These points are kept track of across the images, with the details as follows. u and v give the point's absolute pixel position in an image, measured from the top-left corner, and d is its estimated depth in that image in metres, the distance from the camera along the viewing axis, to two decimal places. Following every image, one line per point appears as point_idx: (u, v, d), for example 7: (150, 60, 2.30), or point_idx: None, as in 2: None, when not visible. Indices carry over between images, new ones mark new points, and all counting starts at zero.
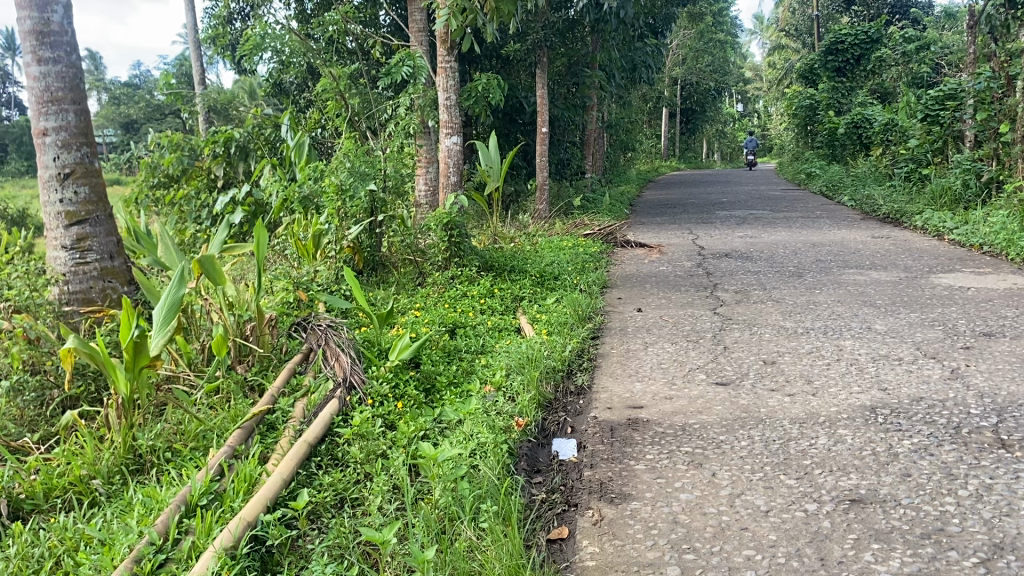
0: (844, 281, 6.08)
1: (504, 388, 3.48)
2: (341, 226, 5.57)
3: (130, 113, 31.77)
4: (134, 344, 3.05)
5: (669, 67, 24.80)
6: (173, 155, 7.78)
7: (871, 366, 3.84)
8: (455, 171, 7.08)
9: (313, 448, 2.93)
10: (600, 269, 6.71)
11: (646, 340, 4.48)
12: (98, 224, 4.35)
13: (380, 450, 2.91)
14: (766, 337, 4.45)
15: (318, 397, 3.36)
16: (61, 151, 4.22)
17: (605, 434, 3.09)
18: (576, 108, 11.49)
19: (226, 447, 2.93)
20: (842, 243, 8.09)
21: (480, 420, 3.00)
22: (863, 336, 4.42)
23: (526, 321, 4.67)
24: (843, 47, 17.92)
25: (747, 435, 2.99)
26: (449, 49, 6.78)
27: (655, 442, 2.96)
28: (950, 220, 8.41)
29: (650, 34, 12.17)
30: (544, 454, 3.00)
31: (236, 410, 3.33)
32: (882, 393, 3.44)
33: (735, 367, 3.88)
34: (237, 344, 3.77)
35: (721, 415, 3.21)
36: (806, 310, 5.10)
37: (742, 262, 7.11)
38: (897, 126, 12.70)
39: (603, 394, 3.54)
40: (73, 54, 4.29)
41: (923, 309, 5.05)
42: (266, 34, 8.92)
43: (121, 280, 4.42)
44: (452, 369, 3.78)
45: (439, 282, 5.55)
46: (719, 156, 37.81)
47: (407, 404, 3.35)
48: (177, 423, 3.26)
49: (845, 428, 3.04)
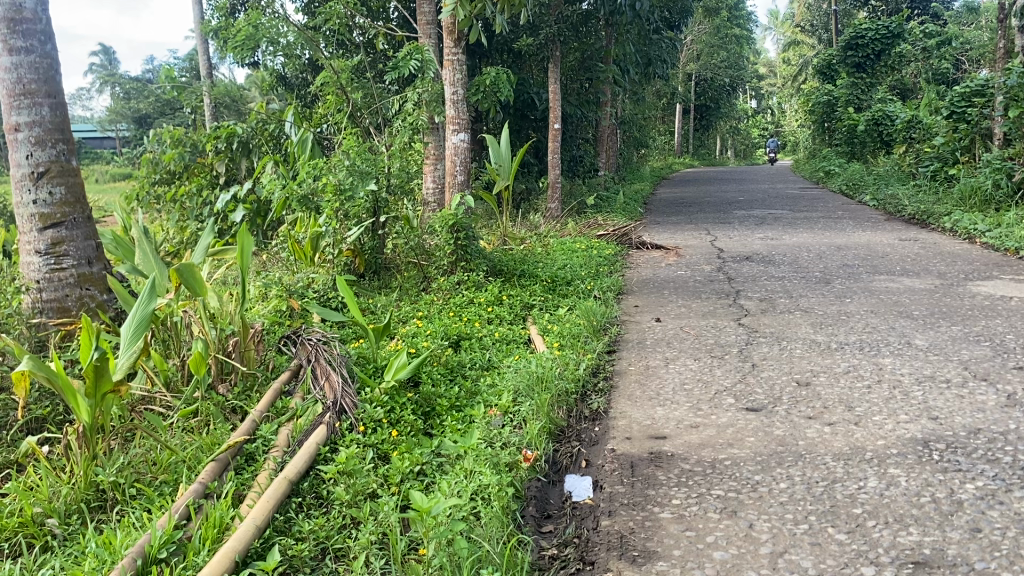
0: (876, 288, 5.70)
1: (512, 414, 3.15)
2: (341, 228, 5.35)
3: (138, 107, 31.30)
4: (95, 368, 2.69)
5: (682, 63, 24.27)
6: (174, 152, 7.54)
7: (918, 390, 3.47)
8: (461, 170, 6.67)
9: (293, 486, 2.61)
10: (615, 273, 6.35)
11: (666, 355, 4.12)
12: (75, 227, 4.02)
13: (370, 489, 2.58)
14: (797, 353, 4.09)
15: (305, 423, 3.05)
16: (34, 148, 3.90)
17: (625, 471, 2.74)
18: (590, 103, 11.11)
19: (196, 485, 2.61)
20: (868, 246, 7.69)
21: (483, 456, 2.67)
22: (904, 353, 4.05)
23: (536, 332, 4.32)
24: (863, 43, 17.22)
25: (786, 475, 2.63)
26: (456, 40, 6.40)
27: (682, 483, 2.61)
28: (982, 223, 8.00)
29: (665, 27, 11.87)
30: (555, 495, 2.66)
31: (213, 437, 3.00)
32: (933, 422, 3.07)
33: (766, 389, 3.51)
34: (218, 362, 3.45)
35: (754, 449, 2.85)
36: (838, 323, 4.73)
37: (765, 266, 6.75)
38: (921, 123, 12.25)
39: (622, 421, 3.19)
40: (47, 43, 3.95)
41: (966, 322, 4.67)
42: (260, 25, 8.44)
43: (101, 287, 4.08)
44: (454, 391, 3.43)
45: (443, 288, 5.18)
46: (733, 153, 37.10)
47: (403, 433, 3.02)
48: (148, 452, 2.93)
49: (897, 467, 2.68)
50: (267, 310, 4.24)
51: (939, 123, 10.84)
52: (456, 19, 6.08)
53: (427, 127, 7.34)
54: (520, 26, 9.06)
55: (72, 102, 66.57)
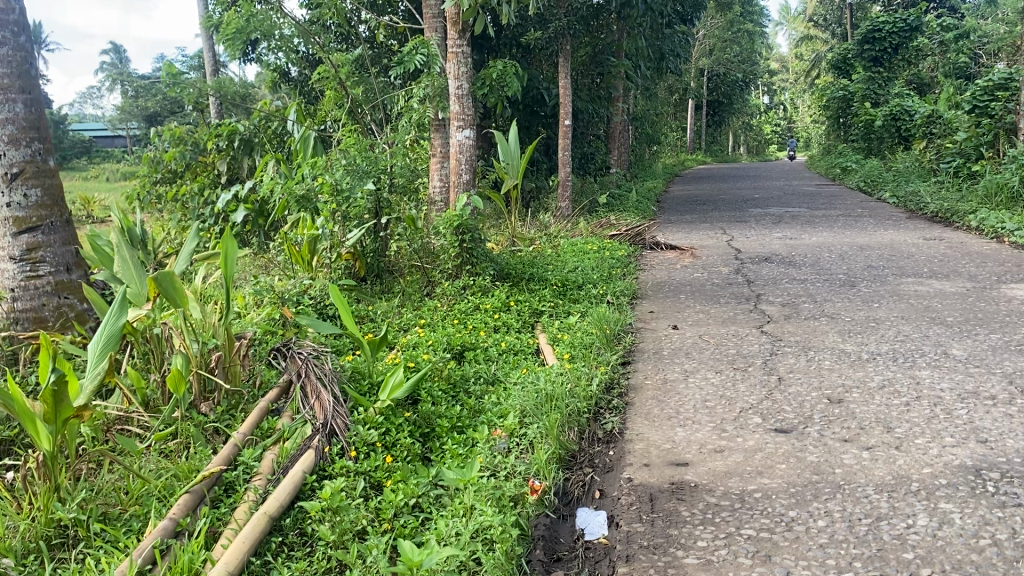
0: (905, 292, 5.39)
1: (518, 436, 2.90)
2: (339, 232, 5.09)
3: (147, 108, 30.89)
4: (52, 392, 2.41)
5: (694, 59, 23.92)
6: (175, 150, 7.32)
7: (961, 408, 3.17)
8: (467, 168, 6.34)
9: (274, 522, 2.36)
10: (629, 276, 6.09)
11: (685, 367, 3.84)
12: (53, 232, 3.77)
13: (359, 527, 2.32)
14: (827, 365, 3.80)
15: (292, 447, 2.80)
16: (7, 147, 3.65)
17: (643, 506, 2.46)
18: (601, 99, 10.81)
19: (166, 521, 2.34)
20: (892, 246, 7.37)
21: (483, 490, 2.40)
22: (942, 365, 3.75)
23: (546, 342, 4.05)
24: (880, 36, 16.90)
25: (824, 511, 2.35)
26: (461, 31, 6.14)
27: (708, 521, 2.33)
28: (1010, 221, 7.69)
29: (679, 21, 11.59)
30: (566, 532, 2.40)
31: (190, 465, 2.74)
32: (983, 446, 2.78)
33: (795, 407, 3.23)
34: (200, 379, 3.18)
35: (786, 479, 2.57)
36: (868, 330, 4.43)
37: (785, 267, 6.45)
38: (941, 117, 11.92)
39: (639, 444, 2.92)
40: (20, 35, 3.68)
41: (1003, 329, 4.37)
42: (252, 17, 8.12)
43: (80, 296, 3.83)
44: (456, 410, 3.16)
45: (447, 293, 4.90)
46: (746, 149, 36.63)
47: (398, 458, 2.75)
48: (119, 482, 2.67)
49: (949, 501, 2.39)
50: (259, 319, 3.99)
51: (962, 117, 10.50)
52: (460, 9, 5.82)
53: (433, 124, 7.04)
54: (529, 19, 8.77)
55: (83, 100, 66.48)
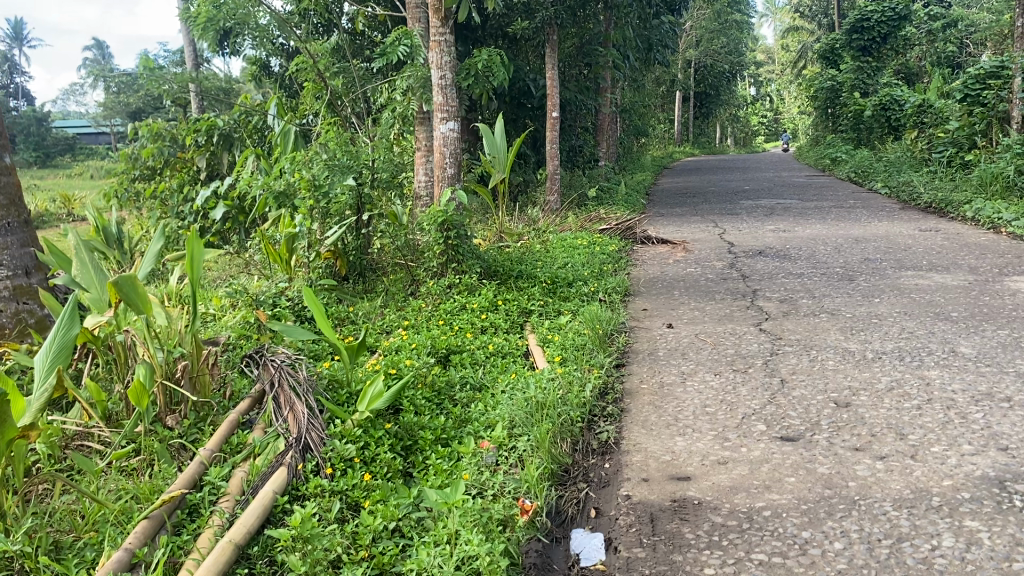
0: (905, 286, 5.21)
1: (506, 450, 2.70)
2: (318, 230, 4.87)
3: (128, 103, 30.31)
4: None
5: (682, 49, 23.71)
6: (152, 146, 7.00)
7: (976, 412, 2.98)
8: (452, 161, 6.04)
9: (240, 551, 2.16)
10: (620, 272, 5.88)
11: (683, 369, 3.65)
12: (9, 232, 3.55)
13: (334, 556, 2.11)
14: (831, 365, 3.60)
15: (263, 465, 2.60)
16: None
17: (644, 528, 2.27)
18: (588, 90, 10.59)
19: (121, 551, 2.13)
20: (888, 238, 7.19)
21: (469, 513, 2.20)
22: (952, 365, 3.56)
23: (535, 344, 3.86)
24: (868, 26, 16.21)
25: (840, 531, 2.16)
26: (445, 19, 5.92)
27: (714, 544, 2.14)
28: (1006, 211, 7.51)
29: (666, 11, 11.37)
30: (560, 557, 2.21)
31: (151, 486, 2.53)
32: (1005, 455, 2.59)
33: (801, 413, 3.04)
34: (166, 390, 2.95)
35: (797, 494, 2.38)
36: (871, 327, 4.24)
37: (780, 261, 6.27)
38: (933, 107, 11.74)
39: (637, 456, 2.73)
40: None
41: (1011, 324, 4.19)
42: (223, 5, 7.84)
43: (39, 300, 3.62)
44: (441, 421, 2.95)
45: (432, 292, 4.68)
46: (733, 139, 36.40)
47: (377, 476, 2.55)
48: (74, 506, 2.45)
49: (974, 518, 2.20)
50: (235, 323, 3.83)
51: (954, 107, 10.33)
52: None
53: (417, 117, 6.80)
54: (513, 9, 8.54)
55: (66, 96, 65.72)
